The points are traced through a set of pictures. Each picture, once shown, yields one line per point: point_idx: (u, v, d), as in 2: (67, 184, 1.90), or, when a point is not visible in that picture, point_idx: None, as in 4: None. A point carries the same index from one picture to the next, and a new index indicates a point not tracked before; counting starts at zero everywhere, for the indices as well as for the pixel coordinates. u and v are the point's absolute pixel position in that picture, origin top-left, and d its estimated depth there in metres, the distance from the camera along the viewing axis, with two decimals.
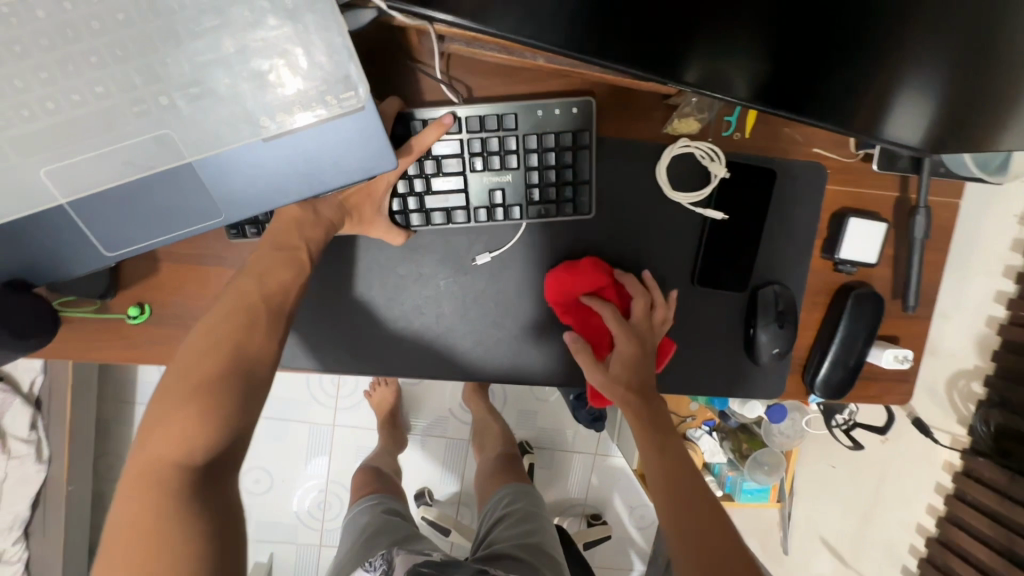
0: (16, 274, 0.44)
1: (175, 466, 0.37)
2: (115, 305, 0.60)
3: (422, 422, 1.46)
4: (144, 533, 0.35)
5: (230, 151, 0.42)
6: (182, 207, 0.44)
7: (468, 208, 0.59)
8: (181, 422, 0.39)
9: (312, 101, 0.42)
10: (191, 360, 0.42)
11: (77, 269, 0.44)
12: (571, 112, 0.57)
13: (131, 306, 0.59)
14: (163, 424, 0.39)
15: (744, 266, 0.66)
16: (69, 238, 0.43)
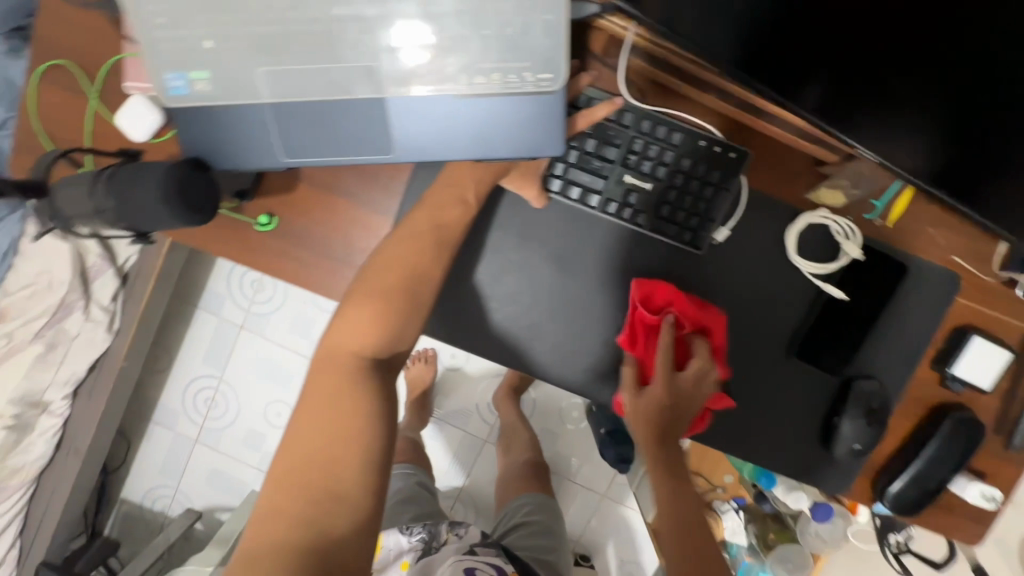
0: (197, 151, 0.48)
1: (360, 352, 0.57)
2: (249, 210, 0.64)
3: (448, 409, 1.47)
4: (325, 420, 0.53)
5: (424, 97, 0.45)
6: (360, 135, 0.46)
7: (602, 196, 0.60)
8: (358, 346, 0.57)
9: (510, 73, 0.44)
10: (377, 275, 0.58)
11: (249, 162, 0.48)
12: (730, 155, 0.58)
13: (262, 213, 0.63)
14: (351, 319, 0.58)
15: (848, 352, 0.64)
16: (255, 133, 0.47)
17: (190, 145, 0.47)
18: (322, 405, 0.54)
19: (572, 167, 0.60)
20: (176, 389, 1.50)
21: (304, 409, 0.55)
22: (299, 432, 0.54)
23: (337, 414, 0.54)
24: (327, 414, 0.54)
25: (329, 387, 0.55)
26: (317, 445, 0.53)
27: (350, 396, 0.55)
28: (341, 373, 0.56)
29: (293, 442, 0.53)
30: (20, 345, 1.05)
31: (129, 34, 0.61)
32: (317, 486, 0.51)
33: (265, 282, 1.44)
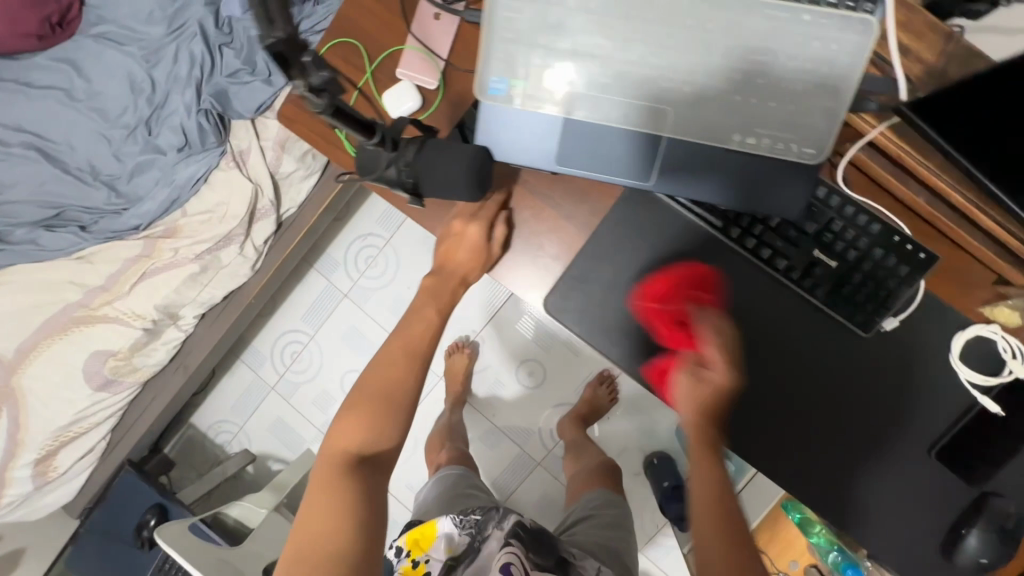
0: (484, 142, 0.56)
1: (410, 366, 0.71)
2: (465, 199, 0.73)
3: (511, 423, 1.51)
4: (403, 375, 0.70)
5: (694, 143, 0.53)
6: (630, 162, 0.55)
7: (789, 262, 0.66)
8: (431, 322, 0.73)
9: (778, 138, 0.51)
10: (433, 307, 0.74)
11: (526, 159, 0.56)
12: (921, 255, 0.63)
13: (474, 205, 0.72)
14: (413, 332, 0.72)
15: (990, 466, 0.65)
16: (542, 139, 0.55)
17: (483, 137, 0.56)
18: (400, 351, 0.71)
19: (767, 230, 0.66)
20: (269, 337, 1.61)
21: (397, 341, 0.72)
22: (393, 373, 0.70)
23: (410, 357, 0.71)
24: (408, 357, 0.71)
25: (437, 295, 0.75)
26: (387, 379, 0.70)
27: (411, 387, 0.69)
28: (424, 313, 0.74)
29: (383, 361, 0.71)
30: (180, 260, 1.17)
31: (415, 31, 0.72)
32: (389, 412, 0.68)
33: (378, 259, 1.55)
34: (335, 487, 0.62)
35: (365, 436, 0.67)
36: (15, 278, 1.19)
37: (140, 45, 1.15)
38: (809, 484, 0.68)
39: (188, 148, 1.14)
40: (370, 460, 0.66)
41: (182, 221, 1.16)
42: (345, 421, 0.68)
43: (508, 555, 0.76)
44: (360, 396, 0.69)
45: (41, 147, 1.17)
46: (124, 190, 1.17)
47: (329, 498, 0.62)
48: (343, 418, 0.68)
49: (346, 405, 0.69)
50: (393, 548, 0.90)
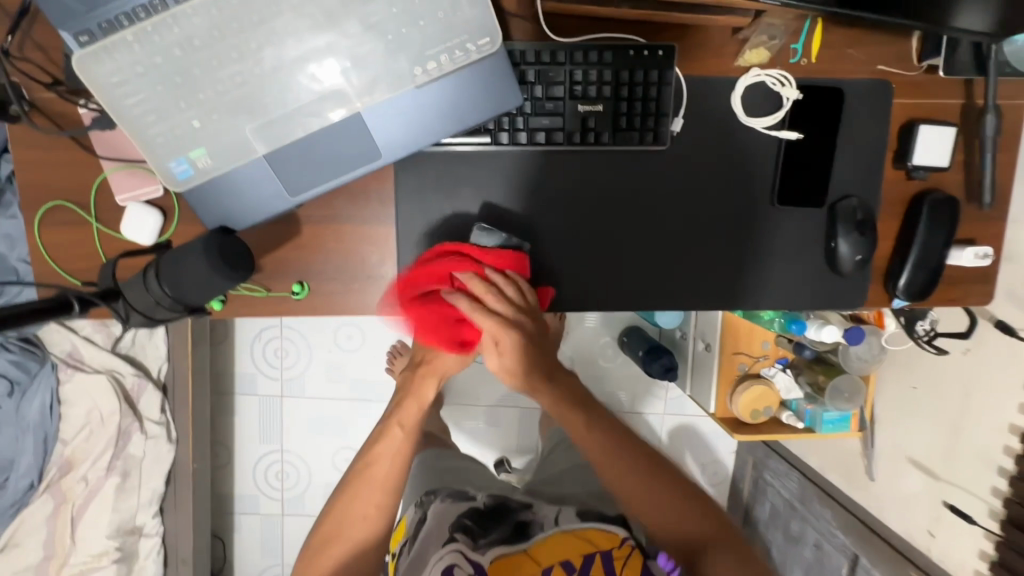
0: (219, 220, 0.53)
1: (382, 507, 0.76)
2: (278, 283, 0.70)
3: (491, 393, 1.53)
4: (375, 508, 0.75)
5: (390, 99, 0.51)
6: (350, 152, 0.52)
7: (563, 130, 0.66)
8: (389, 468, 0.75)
9: (453, 45, 0.49)
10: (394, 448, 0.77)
11: (265, 212, 0.53)
12: (659, 52, 0.64)
13: (293, 284, 0.70)
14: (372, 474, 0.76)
15: (822, 182, 0.70)
16: (263, 186, 0.52)
17: (214, 220, 0.53)
18: (369, 480, 0.75)
19: (528, 117, 0.65)
20: (246, 477, 1.56)
21: (361, 481, 0.76)
22: (357, 502, 0.76)
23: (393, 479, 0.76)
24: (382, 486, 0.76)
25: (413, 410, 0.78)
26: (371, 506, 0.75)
27: (383, 502, 0.76)
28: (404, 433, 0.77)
29: (355, 493, 0.76)
30: (97, 484, 1.10)
31: (103, 154, 0.64)
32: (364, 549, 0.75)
33: (285, 346, 1.48)
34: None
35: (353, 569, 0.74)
36: None
37: None
38: (702, 293, 0.73)
39: (18, 388, 1.06)
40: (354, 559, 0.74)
41: (70, 450, 1.08)
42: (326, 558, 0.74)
43: (452, 556, 0.79)
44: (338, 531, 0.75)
45: None
46: None
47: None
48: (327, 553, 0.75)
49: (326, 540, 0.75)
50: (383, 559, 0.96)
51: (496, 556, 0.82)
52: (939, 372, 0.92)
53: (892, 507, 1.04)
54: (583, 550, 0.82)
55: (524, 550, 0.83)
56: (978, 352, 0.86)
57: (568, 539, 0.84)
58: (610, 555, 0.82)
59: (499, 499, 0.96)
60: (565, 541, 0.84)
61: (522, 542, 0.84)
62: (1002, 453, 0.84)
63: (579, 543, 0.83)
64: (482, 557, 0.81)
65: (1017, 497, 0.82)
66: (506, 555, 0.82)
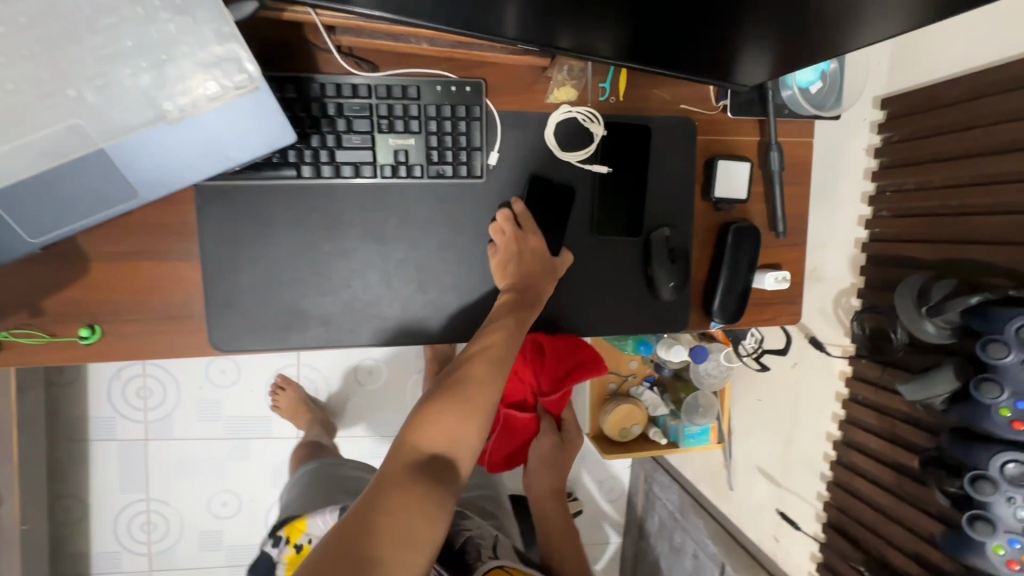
0: None
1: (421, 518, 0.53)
2: (64, 327, 0.64)
3: (381, 423, 1.48)
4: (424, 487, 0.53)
5: (138, 135, 0.46)
6: (99, 191, 0.49)
7: (373, 164, 0.65)
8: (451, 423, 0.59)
9: (207, 81, 0.47)
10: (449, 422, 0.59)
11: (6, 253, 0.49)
12: (467, 88, 0.66)
13: (81, 328, 0.64)
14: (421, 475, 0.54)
15: (636, 213, 0.74)
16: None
17: None
18: (416, 455, 0.56)
19: (335, 151, 0.64)
20: (104, 532, 1.40)
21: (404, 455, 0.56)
22: (408, 464, 0.55)
23: (462, 442, 0.59)
24: (419, 451, 0.57)
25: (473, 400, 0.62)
26: (445, 437, 0.58)
27: (436, 482, 0.54)
28: (459, 399, 0.60)
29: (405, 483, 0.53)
30: None
31: None
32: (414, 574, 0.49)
33: (148, 385, 1.36)
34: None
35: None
36: None
37: None
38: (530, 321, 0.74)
39: None
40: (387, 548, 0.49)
41: None
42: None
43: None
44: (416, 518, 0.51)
45: None
46: None
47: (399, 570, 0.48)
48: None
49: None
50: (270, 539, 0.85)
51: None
52: (773, 385, 0.99)
53: (747, 515, 1.10)
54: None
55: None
56: (800, 365, 0.93)
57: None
58: None
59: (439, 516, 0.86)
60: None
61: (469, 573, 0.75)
62: (823, 458, 0.91)
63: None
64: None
65: (835, 500, 0.89)
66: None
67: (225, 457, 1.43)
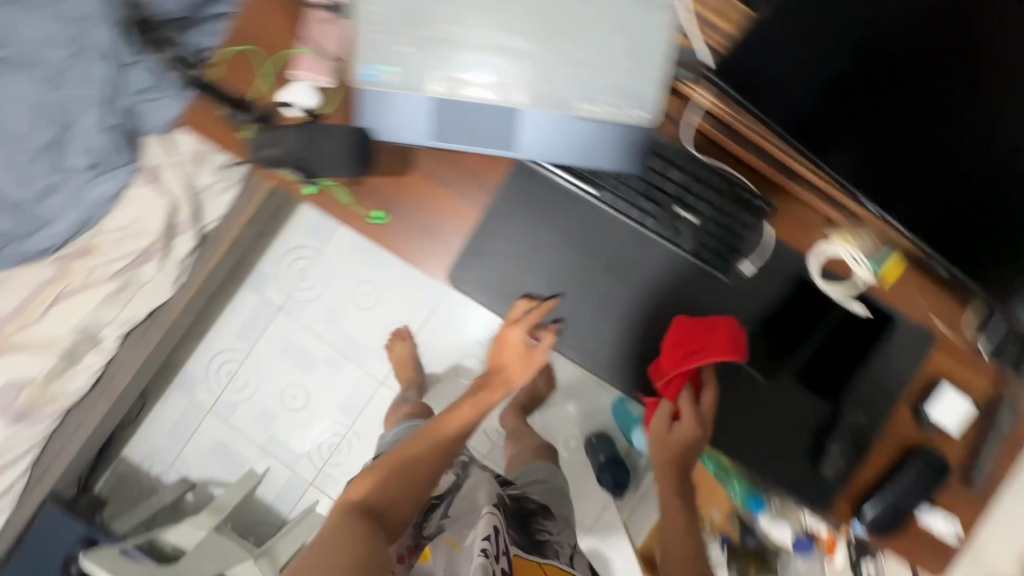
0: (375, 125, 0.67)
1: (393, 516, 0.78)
2: (366, 201, 0.78)
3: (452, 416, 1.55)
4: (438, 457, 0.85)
5: (553, 110, 0.65)
6: (497, 133, 0.66)
7: (655, 219, 0.75)
8: (491, 399, 0.89)
9: (612, 106, 0.65)
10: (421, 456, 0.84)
11: (411, 137, 0.66)
12: (762, 204, 0.75)
13: (377, 209, 0.78)
14: (424, 472, 0.83)
15: (841, 383, 0.76)
16: (423, 118, 0.66)
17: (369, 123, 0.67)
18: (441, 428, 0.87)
19: (635, 194, 0.75)
20: (202, 358, 1.58)
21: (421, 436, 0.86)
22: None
23: (435, 455, 0.85)
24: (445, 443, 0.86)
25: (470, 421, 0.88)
26: (450, 435, 0.86)
27: (432, 470, 0.84)
28: (443, 432, 0.87)
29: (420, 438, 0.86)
30: (96, 280, 1.15)
31: (308, 36, 0.77)
32: (418, 484, 0.82)
33: (311, 269, 1.56)
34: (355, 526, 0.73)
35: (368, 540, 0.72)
36: None
37: (40, 68, 1.13)
38: (700, 418, 0.76)
39: (99, 166, 1.13)
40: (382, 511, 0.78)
41: (98, 241, 1.14)
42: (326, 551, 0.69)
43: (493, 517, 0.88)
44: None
45: None
46: (31, 213, 1.14)
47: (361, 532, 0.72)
48: (325, 549, 0.69)
49: (336, 537, 0.71)
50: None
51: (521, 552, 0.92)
52: None
53: None
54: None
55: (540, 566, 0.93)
56: None
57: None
58: None
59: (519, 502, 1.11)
60: None
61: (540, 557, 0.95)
62: None
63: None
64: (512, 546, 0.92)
65: None
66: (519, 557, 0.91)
67: (322, 360, 1.57)
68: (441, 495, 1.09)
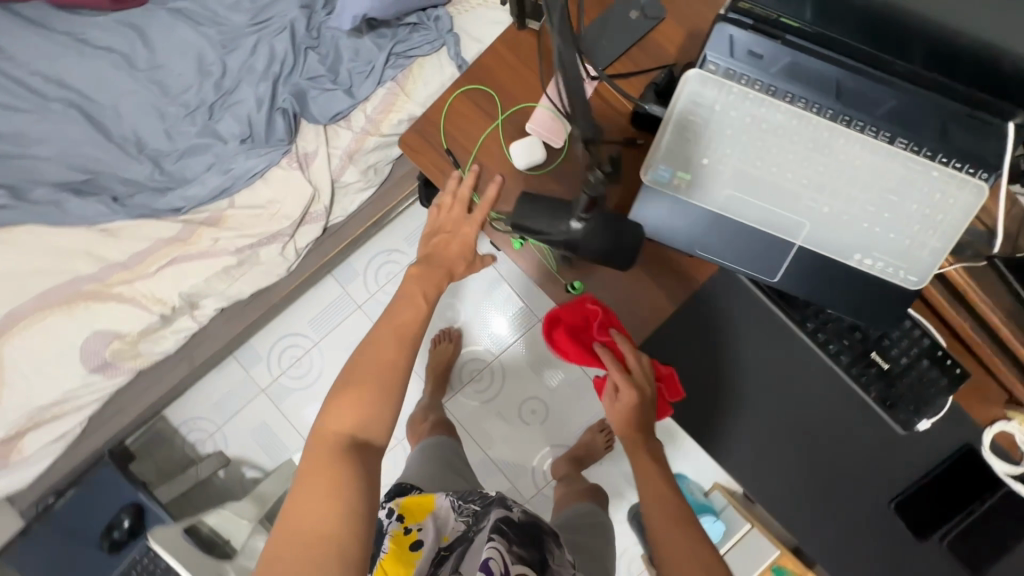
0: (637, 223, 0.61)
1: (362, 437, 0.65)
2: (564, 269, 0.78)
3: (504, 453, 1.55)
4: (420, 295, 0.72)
5: (830, 256, 0.60)
6: (761, 261, 0.61)
7: (848, 356, 0.75)
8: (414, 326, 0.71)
9: (890, 264, 0.59)
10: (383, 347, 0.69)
11: (671, 244, 0.61)
12: (957, 370, 0.74)
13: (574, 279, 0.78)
14: (381, 348, 0.69)
15: (989, 559, 0.76)
16: (691, 229, 0.61)
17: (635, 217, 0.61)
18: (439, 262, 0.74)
19: (833, 327, 0.76)
20: (269, 336, 1.55)
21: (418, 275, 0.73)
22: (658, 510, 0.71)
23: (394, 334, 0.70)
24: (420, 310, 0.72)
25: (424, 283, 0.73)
26: (390, 350, 0.69)
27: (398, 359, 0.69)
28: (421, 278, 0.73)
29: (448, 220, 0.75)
30: (217, 251, 1.12)
31: (550, 93, 0.77)
32: (394, 375, 0.68)
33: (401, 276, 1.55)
34: (343, 463, 0.62)
35: (368, 408, 0.66)
36: (24, 238, 1.10)
37: (219, 30, 1.13)
38: (828, 547, 0.79)
39: (250, 140, 1.12)
40: (363, 446, 0.65)
41: (229, 213, 1.12)
42: (337, 407, 0.66)
43: (491, 548, 0.71)
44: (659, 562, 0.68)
45: (81, 107, 1.12)
46: (169, 169, 1.12)
47: (324, 485, 0.60)
48: (337, 403, 0.66)
49: (341, 385, 0.67)
50: (384, 510, 0.91)
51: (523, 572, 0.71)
52: None
53: None
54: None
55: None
56: None
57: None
58: None
59: (533, 519, 0.86)
60: None
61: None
62: None
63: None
64: (511, 563, 0.71)
65: None
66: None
67: None
68: (454, 544, 0.81)
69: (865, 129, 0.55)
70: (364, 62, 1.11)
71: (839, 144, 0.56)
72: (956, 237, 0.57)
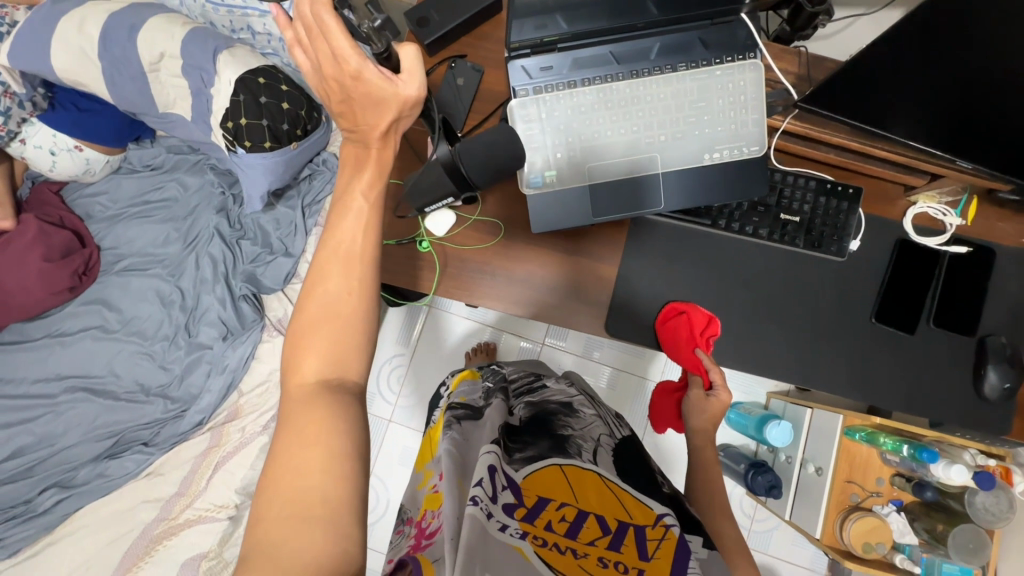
0: (544, 223, 0.77)
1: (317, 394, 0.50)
2: (516, 284, 0.88)
3: None
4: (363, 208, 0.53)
5: (684, 167, 0.76)
6: (643, 197, 0.76)
7: (765, 227, 0.86)
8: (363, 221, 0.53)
9: (725, 147, 0.75)
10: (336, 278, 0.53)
11: (575, 222, 0.77)
12: (849, 189, 0.86)
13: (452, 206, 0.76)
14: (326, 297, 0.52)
15: (974, 316, 0.85)
16: (580, 204, 0.76)
17: (538, 222, 0.77)
18: (350, 200, 0.53)
19: (740, 212, 0.87)
20: None
21: (326, 256, 0.53)
22: (703, 487, 0.85)
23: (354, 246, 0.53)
24: (341, 324, 0.52)
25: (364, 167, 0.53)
26: (334, 300, 0.52)
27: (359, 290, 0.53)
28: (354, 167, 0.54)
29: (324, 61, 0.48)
30: (250, 436, 1.21)
31: None
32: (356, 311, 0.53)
33: (407, 377, 1.62)
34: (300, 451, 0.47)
35: (337, 337, 0.52)
36: (85, 521, 1.19)
37: (162, 265, 1.29)
38: (853, 375, 0.87)
39: (230, 334, 1.25)
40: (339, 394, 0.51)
41: (241, 401, 1.24)
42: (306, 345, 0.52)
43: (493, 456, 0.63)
44: (700, 498, 0.84)
45: (87, 386, 1.25)
46: (178, 394, 1.25)
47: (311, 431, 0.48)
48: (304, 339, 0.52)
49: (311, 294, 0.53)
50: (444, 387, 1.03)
51: (534, 472, 0.67)
52: None
53: None
54: (618, 513, 0.65)
55: (558, 466, 0.68)
56: None
57: (606, 494, 0.66)
58: (643, 532, 0.63)
59: (536, 411, 0.84)
60: (604, 493, 0.67)
61: (561, 458, 0.69)
62: None
63: (607, 495, 0.67)
64: (516, 474, 0.66)
65: None
66: (543, 469, 0.67)
67: None
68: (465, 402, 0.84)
69: (653, 72, 0.73)
70: (287, 225, 1.26)
71: (642, 91, 0.73)
72: (760, 113, 0.74)
